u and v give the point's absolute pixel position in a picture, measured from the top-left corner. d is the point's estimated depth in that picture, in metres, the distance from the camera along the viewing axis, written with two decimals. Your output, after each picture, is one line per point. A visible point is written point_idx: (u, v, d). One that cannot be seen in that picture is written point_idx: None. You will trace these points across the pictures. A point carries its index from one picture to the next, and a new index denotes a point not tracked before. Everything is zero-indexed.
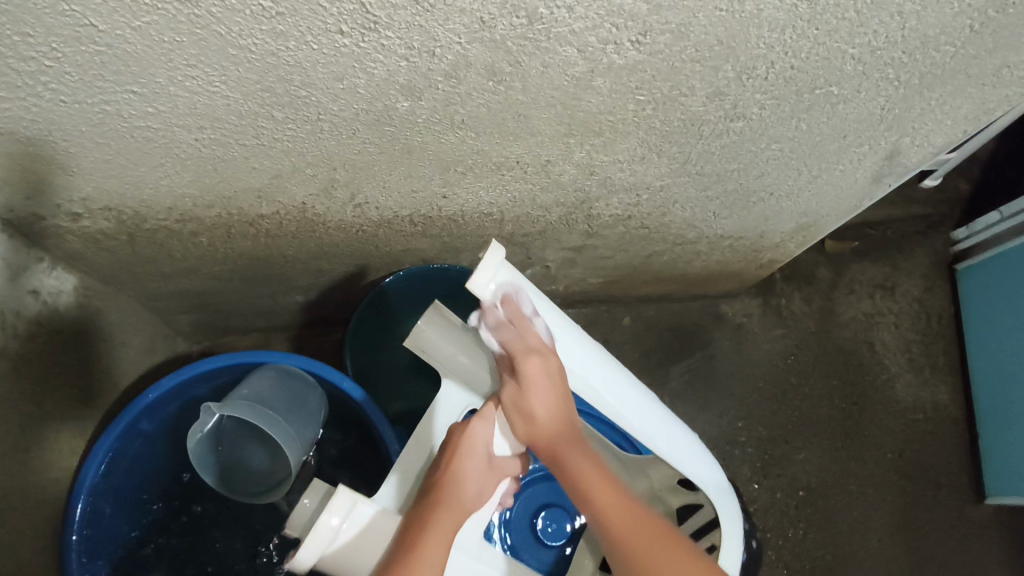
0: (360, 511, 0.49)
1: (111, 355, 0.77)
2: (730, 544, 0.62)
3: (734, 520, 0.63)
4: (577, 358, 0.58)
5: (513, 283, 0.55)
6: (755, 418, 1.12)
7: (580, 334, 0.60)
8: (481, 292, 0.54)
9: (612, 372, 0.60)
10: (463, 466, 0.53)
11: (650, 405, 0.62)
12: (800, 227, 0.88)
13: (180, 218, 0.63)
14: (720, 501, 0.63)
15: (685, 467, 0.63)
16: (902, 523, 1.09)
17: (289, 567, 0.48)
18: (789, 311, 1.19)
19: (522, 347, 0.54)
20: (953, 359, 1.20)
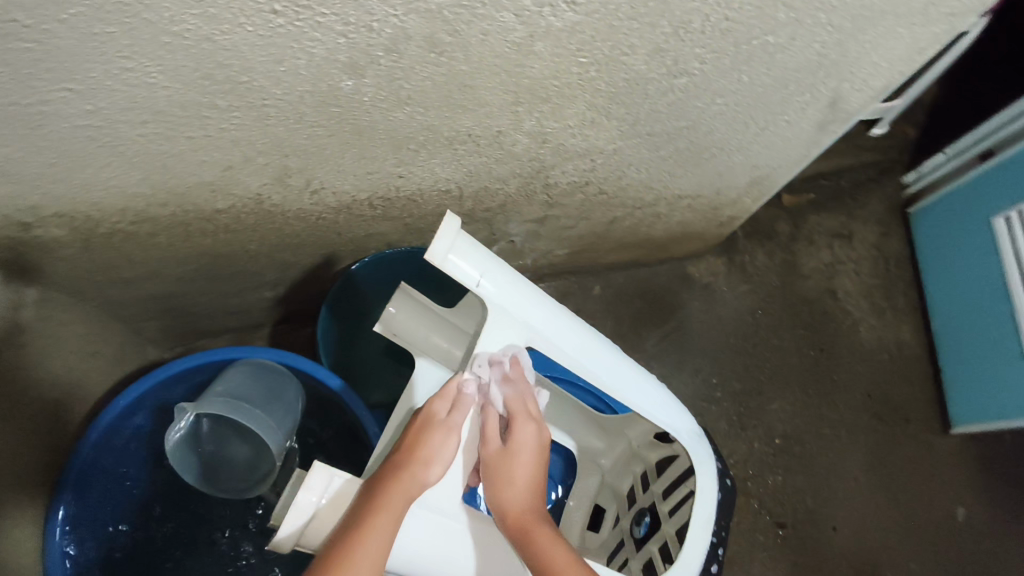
0: (339, 487, 0.49)
1: (78, 364, 0.76)
2: (704, 487, 0.65)
3: (706, 461, 0.66)
4: (541, 320, 0.58)
5: (469, 253, 0.54)
6: (728, 374, 1.15)
7: (548, 300, 0.60)
8: (450, 263, 0.52)
9: (578, 330, 0.61)
10: (419, 462, 0.52)
11: (618, 359, 0.63)
12: (755, 181, 0.90)
13: (135, 219, 0.63)
14: (693, 446, 0.66)
15: (656, 416, 0.64)
16: (876, 459, 1.13)
17: (271, 545, 0.48)
18: (753, 267, 1.22)
19: (532, 375, 0.58)
20: (913, 299, 1.24)
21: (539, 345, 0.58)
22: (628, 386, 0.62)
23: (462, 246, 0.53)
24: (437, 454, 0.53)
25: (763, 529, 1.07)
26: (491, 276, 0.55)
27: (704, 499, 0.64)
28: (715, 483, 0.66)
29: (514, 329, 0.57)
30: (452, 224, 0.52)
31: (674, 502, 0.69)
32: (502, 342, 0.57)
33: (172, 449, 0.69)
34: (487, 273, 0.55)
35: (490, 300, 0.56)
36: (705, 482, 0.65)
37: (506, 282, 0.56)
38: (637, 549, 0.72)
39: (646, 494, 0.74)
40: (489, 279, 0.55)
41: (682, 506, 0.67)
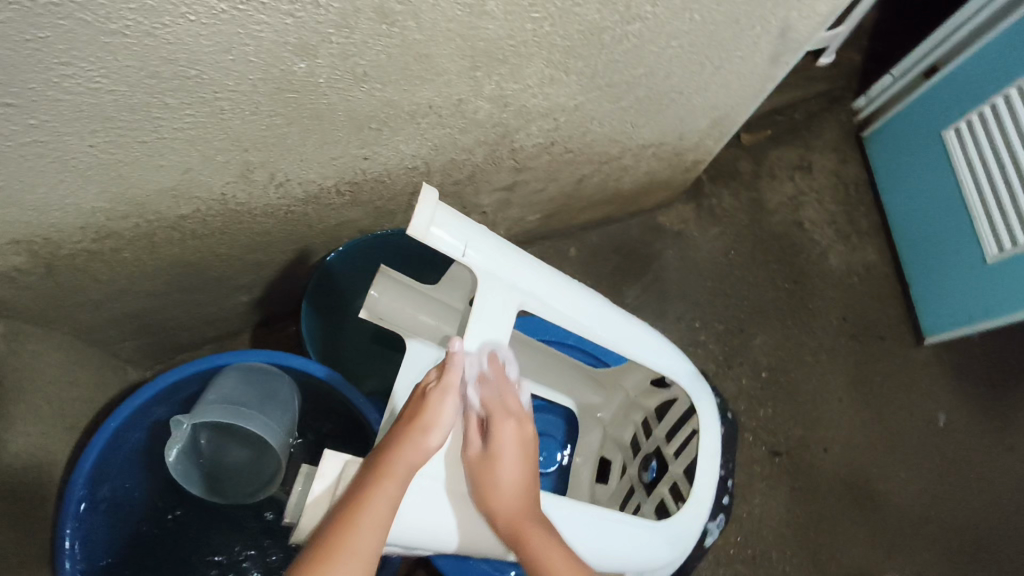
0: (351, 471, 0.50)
1: (58, 394, 0.74)
2: (707, 422, 0.68)
3: (704, 395, 0.69)
4: (529, 281, 0.58)
5: (450, 224, 0.53)
6: (710, 316, 1.17)
7: (532, 260, 0.60)
8: (431, 238, 0.52)
9: (567, 287, 0.61)
10: (419, 429, 0.51)
11: (609, 310, 0.64)
12: (715, 121, 0.91)
13: (97, 235, 0.60)
14: (691, 384, 0.68)
15: (651, 361, 0.66)
16: (858, 378, 1.18)
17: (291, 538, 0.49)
18: (721, 208, 1.24)
19: (500, 411, 0.55)
20: (875, 220, 1.28)
21: (531, 306, 0.59)
22: (620, 334, 0.64)
23: (442, 217, 0.52)
24: (437, 419, 0.51)
25: (760, 459, 1.11)
26: (475, 244, 0.55)
27: (710, 433, 0.68)
28: (716, 417, 0.69)
29: (505, 294, 0.57)
30: (430, 196, 0.51)
31: (680, 444, 0.72)
32: (495, 308, 0.57)
33: (174, 463, 0.68)
34: (471, 242, 0.55)
35: (477, 268, 0.56)
36: (709, 417, 0.68)
37: (490, 249, 0.56)
38: (648, 493, 0.74)
39: (648, 441, 0.77)
40: (473, 248, 0.55)
41: (687, 446, 0.71)
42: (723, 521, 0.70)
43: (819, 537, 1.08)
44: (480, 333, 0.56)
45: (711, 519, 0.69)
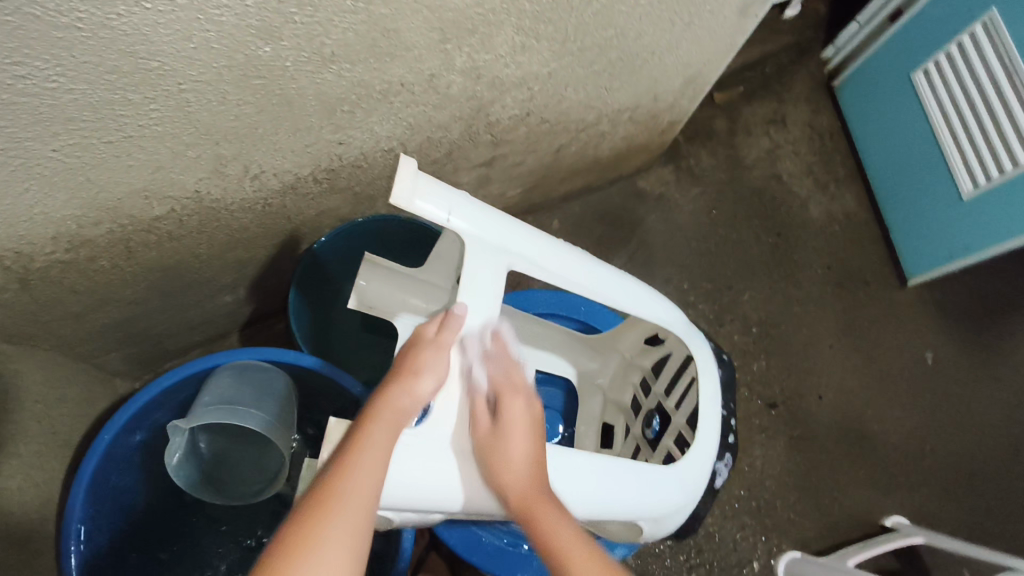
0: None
1: (48, 411, 0.73)
2: (705, 368, 0.68)
3: (701, 344, 0.69)
4: (517, 244, 0.58)
5: (432, 193, 0.53)
6: (697, 277, 1.18)
7: (518, 222, 0.59)
8: (413, 206, 0.52)
9: (556, 247, 0.61)
10: (407, 375, 0.49)
11: (600, 267, 0.64)
12: (688, 80, 0.90)
13: (71, 245, 0.58)
14: (686, 334, 0.69)
15: (645, 315, 0.67)
16: (846, 324, 1.20)
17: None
18: (700, 168, 1.24)
19: (507, 386, 0.54)
20: (851, 167, 1.29)
21: (521, 268, 0.58)
22: (612, 291, 0.64)
23: (423, 186, 0.52)
24: (426, 367, 0.50)
25: (757, 412, 1.12)
26: (459, 211, 0.55)
27: (709, 378, 0.68)
28: (713, 362, 0.69)
29: (493, 258, 0.57)
30: (410, 165, 0.51)
31: (679, 396, 0.72)
32: (487, 273, 0.56)
33: (176, 468, 0.68)
34: (455, 209, 0.54)
35: (464, 234, 0.55)
36: (706, 363, 0.68)
37: (475, 214, 0.56)
38: (653, 449, 0.74)
39: (649, 398, 0.77)
40: (457, 214, 0.55)
41: (687, 397, 0.71)
42: (732, 461, 0.69)
43: (819, 483, 1.10)
44: (476, 296, 0.55)
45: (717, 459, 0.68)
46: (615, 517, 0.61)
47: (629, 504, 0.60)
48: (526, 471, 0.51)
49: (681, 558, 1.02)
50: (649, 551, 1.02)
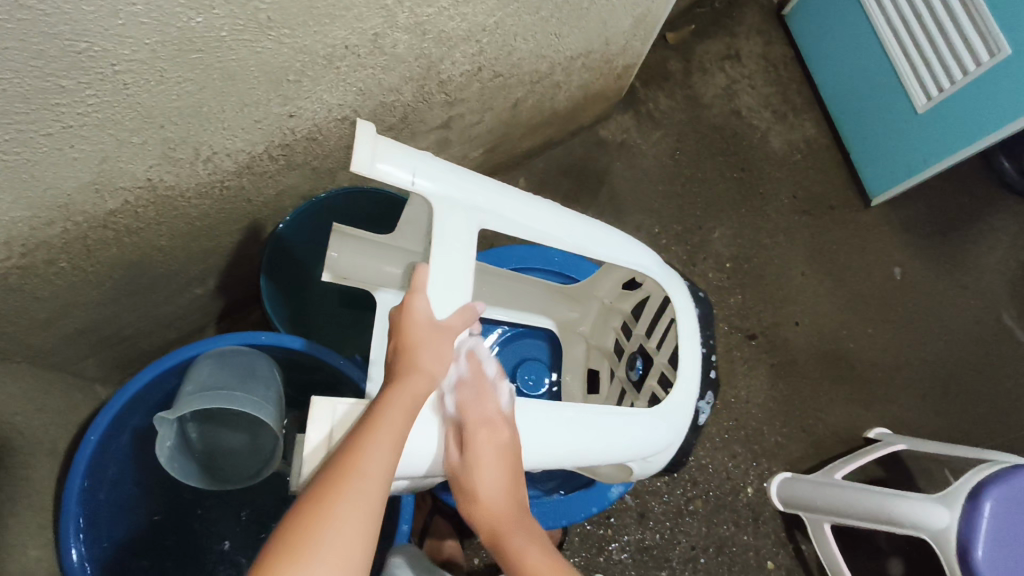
0: (343, 416, 0.49)
1: (32, 422, 0.72)
2: (683, 306, 0.69)
3: (677, 284, 0.70)
4: (487, 201, 0.58)
5: (395, 157, 0.53)
6: (666, 219, 1.19)
7: (486, 179, 0.59)
8: (376, 172, 0.51)
9: (527, 202, 0.61)
10: (414, 354, 0.50)
11: (571, 218, 0.64)
12: (638, 20, 0.89)
13: (25, 248, 0.57)
14: (663, 276, 0.70)
15: (622, 261, 0.67)
16: (815, 250, 1.22)
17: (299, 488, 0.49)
18: (659, 111, 1.24)
19: (475, 420, 0.52)
20: (808, 95, 1.30)
21: (493, 226, 0.58)
22: (586, 240, 0.64)
23: (384, 150, 0.52)
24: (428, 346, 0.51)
25: (738, 345, 1.15)
26: (424, 172, 0.55)
27: (687, 314, 0.69)
28: (690, 300, 0.70)
29: (464, 217, 0.56)
30: (367, 129, 0.50)
31: (659, 336, 0.74)
32: (459, 231, 0.56)
33: (170, 459, 0.66)
34: (419, 170, 0.54)
35: (431, 196, 0.55)
36: (684, 301, 0.70)
37: (440, 175, 0.56)
38: (638, 390, 0.76)
39: (631, 341, 0.79)
40: (422, 175, 0.55)
41: (668, 336, 0.72)
42: (714, 397, 0.72)
43: (802, 405, 1.14)
44: (448, 255, 0.55)
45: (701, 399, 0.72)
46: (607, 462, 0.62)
47: (620, 446, 0.62)
48: (496, 499, 0.52)
49: (677, 492, 1.06)
50: (646, 490, 1.05)
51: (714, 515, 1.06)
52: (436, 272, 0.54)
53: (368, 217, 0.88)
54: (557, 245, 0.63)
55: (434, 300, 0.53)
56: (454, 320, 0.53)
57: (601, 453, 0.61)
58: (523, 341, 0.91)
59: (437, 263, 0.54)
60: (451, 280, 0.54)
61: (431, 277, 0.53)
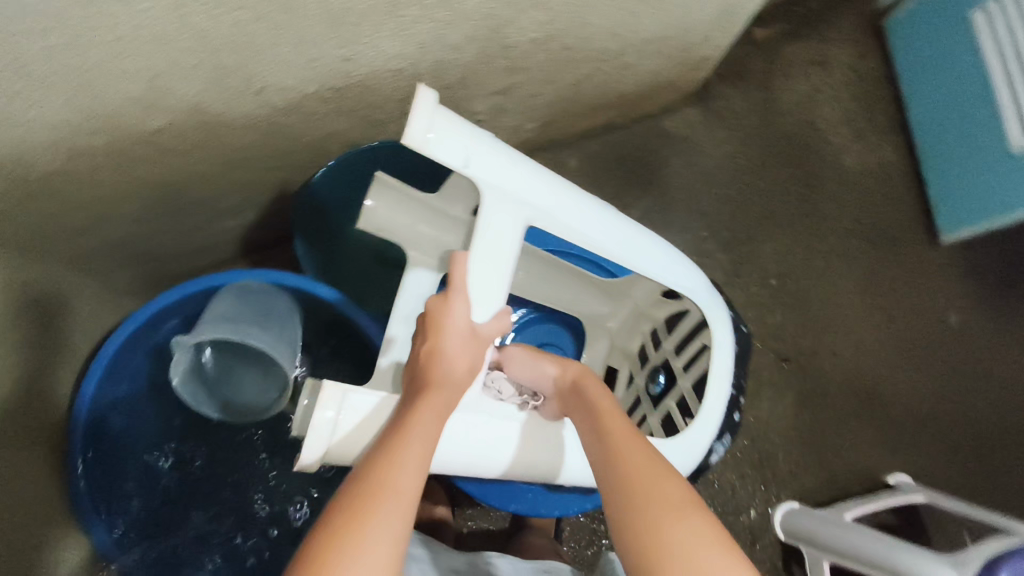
0: (353, 401, 0.48)
1: (62, 323, 0.74)
2: (720, 338, 0.68)
3: (720, 311, 0.69)
4: (540, 198, 0.55)
5: (452, 134, 0.49)
6: (716, 224, 1.14)
7: (542, 171, 0.56)
8: (431, 149, 0.48)
9: (580, 202, 0.58)
10: (440, 359, 0.51)
11: (624, 226, 0.62)
12: (724, 10, 0.84)
13: (70, 154, 0.58)
14: (705, 301, 0.68)
15: (664, 277, 0.65)
16: (869, 281, 1.16)
17: (299, 465, 0.47)
18: (730, 111, 1.18)
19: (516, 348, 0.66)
20: (893, 117, 1.21)
21: (539, 223, 0.56)
22: (632, 252, 0.62)
23: (444, 127, 0.48)
24: (455, 351, 0.52)
25: (767, 365, 1.10)
26: (479, 155, 0.51)
27: (723, 351, 0.69)
28: (730, 334, 0.69)
29: (512, 210, 0.54)
30: (430, 99, 0.47)
31: (688, 358, 0.72)
32: (504, 226, 0.54)
33: (180, 384, 0.68)
34: (473, 154, 0.50)
35: (482, 182, 0.52)
36: (723, 336, 0.69)
37: (496, 161, 0.52)
38: (655, 405, 0.75)
39: (658, 353, 0.77)
40: (477, 159, 0.51)
41: (697, 362, 0.71)
42: (729, 440, 0.72)
43: (824, 437, 1.09)
44: (488, 252, 0.54)
45: (717, 439, 0.71)
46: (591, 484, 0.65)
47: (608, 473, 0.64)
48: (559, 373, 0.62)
49: None
50: None
51: None
52: (474, 270, 0.53)
53: (410, 173, 0.87)
54: (602, 253, 0.61)
55: (471, 299, 0.53)
56: (486, 327, 0.54)
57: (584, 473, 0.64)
58: (543, 326, 0.88)
59: (476, 259, 0.53)
60: (487, 282, 0.54)
61: (470, 274, 0.53)
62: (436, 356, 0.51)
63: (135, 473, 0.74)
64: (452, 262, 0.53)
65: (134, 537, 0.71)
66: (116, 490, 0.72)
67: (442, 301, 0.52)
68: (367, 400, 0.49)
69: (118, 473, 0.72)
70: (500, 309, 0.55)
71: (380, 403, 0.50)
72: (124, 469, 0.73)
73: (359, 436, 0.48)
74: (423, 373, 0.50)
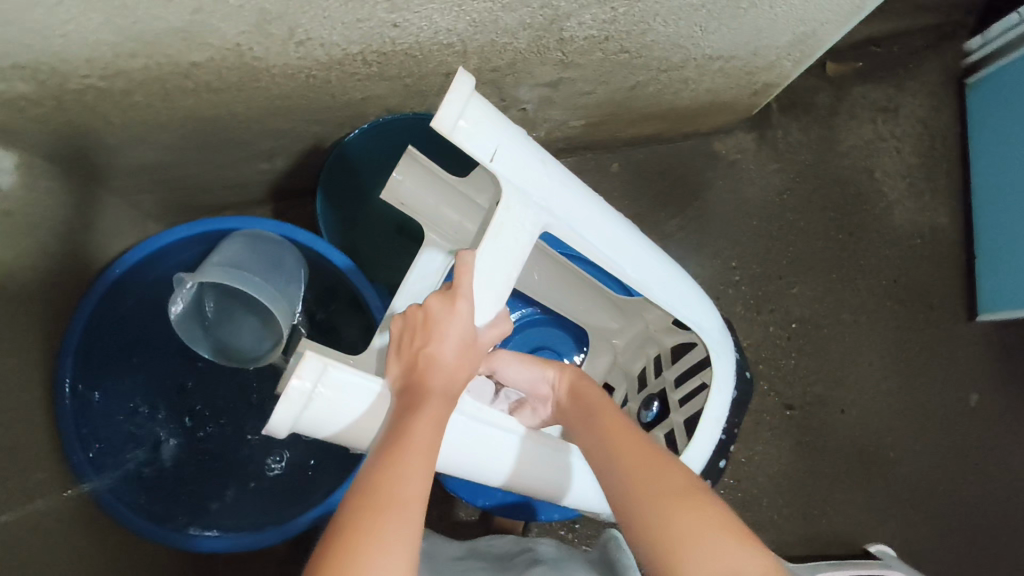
0: (334, 376, 0.47)
1: (78, 237, 0.75)
2: (720, 384, 0.66)
3: (727, 359, 0.66)
4: (562, 204, 0.52)
5: (484, 121, 0.47)
6: (748, 256, 1.11)
7: (570, 178, 0.54)
8: (459, 137, 0.45)
9: (603, 217, 0.56)
10: (436, 365, 0.49)
11: (644, 250, 0.59)
12: (797, 39, 0.80)
13: (105, 72, 0.57)
14: (713, 342, 0.65)
15: (676, 310, 0.62)
16: (894, 344, 1.11)
17: (268, 429, 0.46)
18: (786, 143, 1.13)
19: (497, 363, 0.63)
20: (957, 180, 1.15)
21: (556, 229, 0.53)
22: (648, 278, 0.60)
23: (476, 114, 0.46)
24: (454, 357, 0.50)
25: (770, 410, 1.07)
26: (508, 148, 0.48)
27: (720, 395, 0.66)
28: (730, 383, 0.66)
29: (530, 211, 0.51)
30: (466, 85, 0.45)
31: (685, 393, 0.70)
32: (519, 226, 0.51)
33: (178, 319, 0.70)
34: (502, 146, 0.48)
35: (504, 178, 0.49)
36: (724, 381, 0.66)
37: (523, 160, 0.49)
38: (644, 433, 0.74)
39: (657, 380, 0.75)
40: (505, 152, 0.48)
41: (692, 399, 0.69)
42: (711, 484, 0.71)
43: (813, 493, 1.06)
44: (498, 253, 0.51)
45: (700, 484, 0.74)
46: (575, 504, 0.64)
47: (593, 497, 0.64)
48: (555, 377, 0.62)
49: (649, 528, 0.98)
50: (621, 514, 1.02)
51: None
52: (481, 272, 0.51)
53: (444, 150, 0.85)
54: (616, 273, 0.58)
55: (475, 304, 0.51)
56: (487, 335, 0.51)
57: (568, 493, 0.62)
58: (546, 329, 0.88)
59: (484, 260, 0.50)
60: (491, 286, 0.51)
61: (477, 276, 0.51)
62: (430, 360, 0.49)
63: (125, 395, 0.75)
64: (459, 262, 0.50)
65: (110, 457, 0.71)
66: (105, 411, 0.73)
67: (444, 303, 0.50)
68: (349, 379, 0.48)
69: (110, 394, 0.74)
70: (499, 315, 0.53)
71: (361, 384, 0.48)
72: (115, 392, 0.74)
73: (331, 411, 0.48)
74: (420, 376, 0.49)
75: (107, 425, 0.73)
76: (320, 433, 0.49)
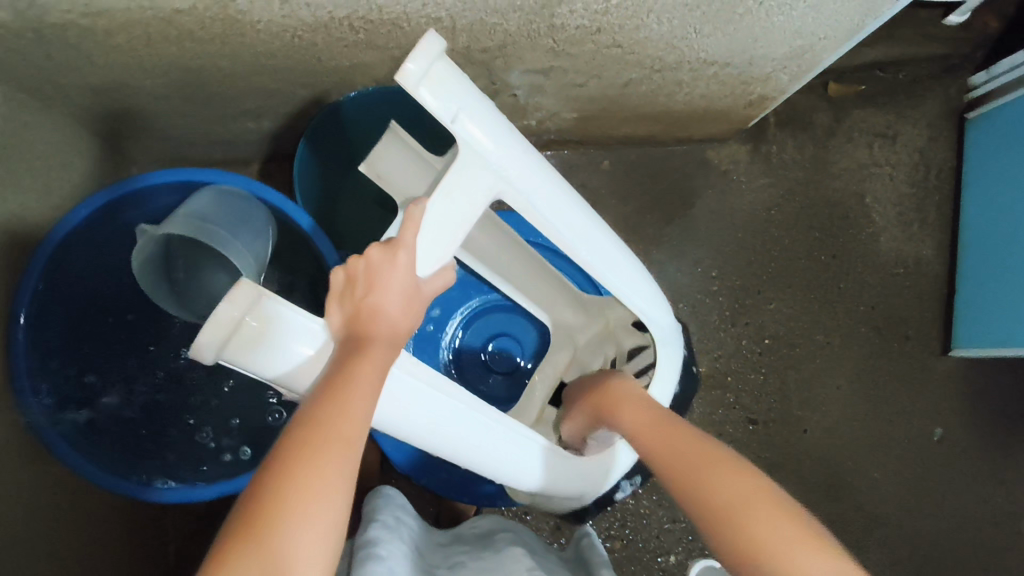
0: (265, 307, 0.46)
1: (57, 177, 0.74)
2: (663, 377, 0.69)
3: (673, 351, 0.69)
4: (520, 177, 0.52)
5: (450, 83, 0.47)
6: (729, 267, 1.11)
7: (532, 149, 0.53)
8: (417, 90, 0.46)
9: (562, 194, 0.56)
10: (377, 317, 0.50)
11: (601, 236, 0.60)
12: (795, 52, 0.79)
13: (87, 10, 0.57)
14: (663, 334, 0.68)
15: (627, 297, 0.63)
16: (865, 369, 1.11)
17: (192, 355, 0.45)
18: (780, 158, 1.13)
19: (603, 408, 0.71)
20: (947, 213, 1.15)
21: (508, 199, 0.53)
22: (603, 261, 0.60)
23: (441, 74, 0.46)
24: (397, 309, 0.50)
25: (734, 422, 1.07)
26: (471, 111, 0.48)
27: (663, 387, 0.70)
28: (674, 376, 0.70)
29: (483, 178, 0.51)
30: (435, 44, 0.45)
31: None
32: (472, 189, 0.51)
33: (140, 268, 0.71)
34: (465, 108, 0.48)
35: (465, 143, 0.49)
36: (669, 369, 0.70)
37: (486, 125, 0.49)
38: None
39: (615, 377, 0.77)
40: (467, 114, 0.48)
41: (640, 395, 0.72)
42: (637, 483, 0.84)
43: None
44: (448, 211, 0.51)
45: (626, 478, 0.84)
46: (533, 488, 0.65)
47: (547, 479, 0.65)
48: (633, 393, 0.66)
49: (599, 525, 0.98)
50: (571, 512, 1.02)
51: (622, 564, 0.98)
52: (426, 227, 0.51)
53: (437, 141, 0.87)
54: (569, 250, 0.59)
55: (416, 256, 0.51)
56: (430, 286, 0.52)
57: (518, 470, 0.62)
58: (509, 313, 0.90)
59: (432, 215, 0.51)
60: (436, 241, 0.52)
61: (422, 232, 0.51)
62: (374, 310, 0.50)
63: (85, 337, 0.75)
64: (406, 215, 0.50)
65: (64, 395, 0.72)
66: (63, 350, 0.73)
67: (385, 254, 0.50)
68: (282, 311, 0.47)
69: (68, 335, 0.73)
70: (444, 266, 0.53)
71: (295, 320, 0.48)
72: (74, 331, 0.74)
73: (260, 343, 0.46)
74: (363, 325, 0.49)
75: (64, 364, 0.73)
76: (247, 366, 0.47)
